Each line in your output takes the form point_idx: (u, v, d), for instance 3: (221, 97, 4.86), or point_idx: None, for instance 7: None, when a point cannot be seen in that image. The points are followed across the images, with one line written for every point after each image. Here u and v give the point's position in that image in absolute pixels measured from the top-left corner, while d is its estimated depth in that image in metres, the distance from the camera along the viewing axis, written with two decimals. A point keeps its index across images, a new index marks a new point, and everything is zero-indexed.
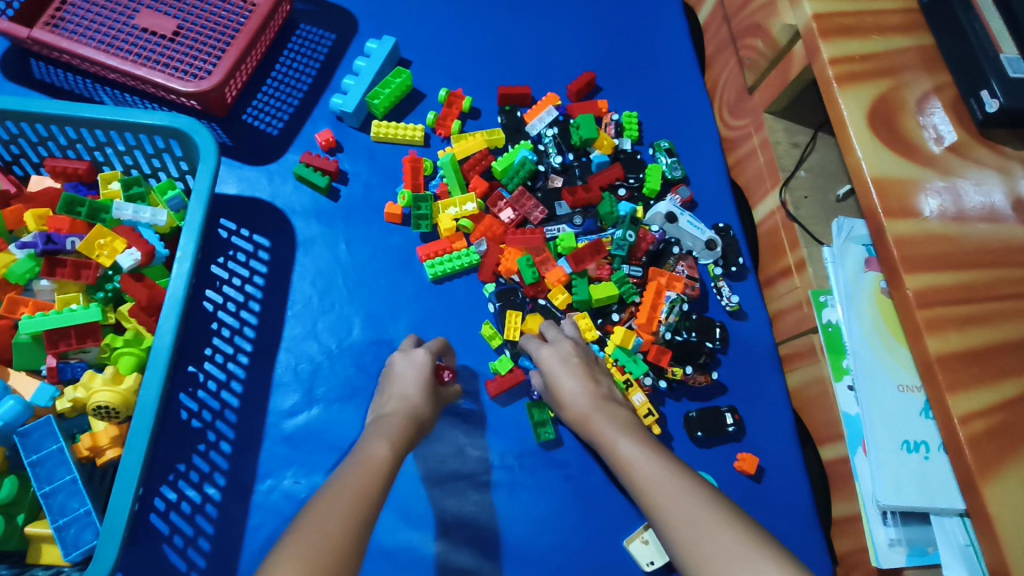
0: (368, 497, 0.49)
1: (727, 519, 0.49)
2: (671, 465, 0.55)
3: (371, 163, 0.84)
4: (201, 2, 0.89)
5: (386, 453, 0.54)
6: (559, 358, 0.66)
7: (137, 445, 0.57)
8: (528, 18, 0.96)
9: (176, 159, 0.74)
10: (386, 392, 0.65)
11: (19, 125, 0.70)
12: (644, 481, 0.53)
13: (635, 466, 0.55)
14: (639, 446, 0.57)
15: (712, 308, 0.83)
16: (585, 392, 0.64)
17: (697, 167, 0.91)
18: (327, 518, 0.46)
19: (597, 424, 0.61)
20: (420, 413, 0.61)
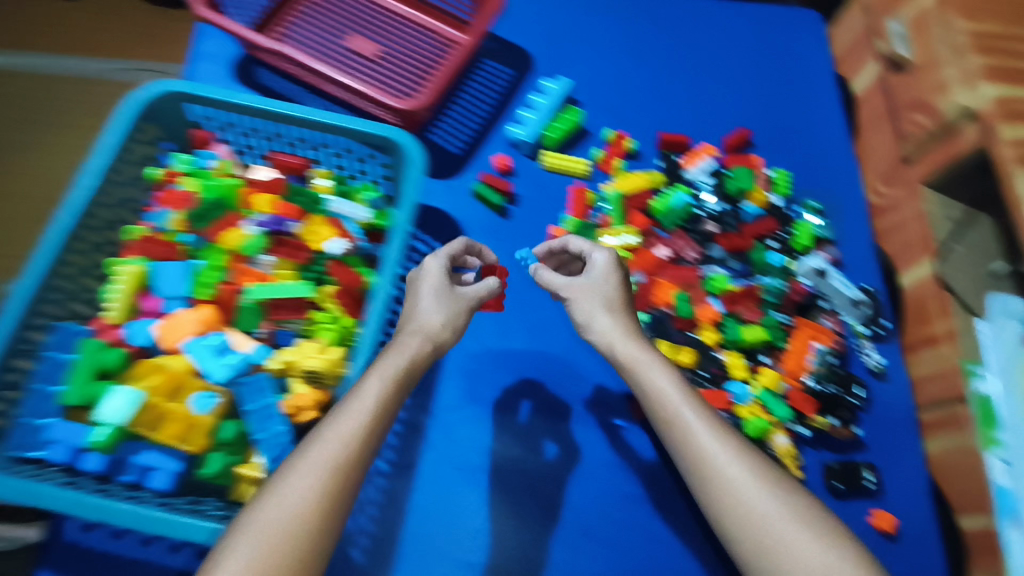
0: (359, 453, 0.54)
1: (782, 488, 0.58)
2: (715, 422, 0.62)
3: (540, 189, 0.92)
4: (400, 32, 1.00)
5: (378, 392, 0.57)
6: (608, 269, 0.70)
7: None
8: (689, 71, 1.03)
9: (382, 164, 0.84)
10: (415, 284, 0.68)
11: (259, 121, 0.81)
12: (704, 442, 0.60)
13: (682, 411, 0.62)
14: (677, 387, 0.63)
15: (854, 365, 0.85)
16: (618, 315, 0.67)
17: (845, 229, 0.94)
18: (304, 476, 0.51)
19: (634, 348, 0.65)
20: (433, 331, 0.64)
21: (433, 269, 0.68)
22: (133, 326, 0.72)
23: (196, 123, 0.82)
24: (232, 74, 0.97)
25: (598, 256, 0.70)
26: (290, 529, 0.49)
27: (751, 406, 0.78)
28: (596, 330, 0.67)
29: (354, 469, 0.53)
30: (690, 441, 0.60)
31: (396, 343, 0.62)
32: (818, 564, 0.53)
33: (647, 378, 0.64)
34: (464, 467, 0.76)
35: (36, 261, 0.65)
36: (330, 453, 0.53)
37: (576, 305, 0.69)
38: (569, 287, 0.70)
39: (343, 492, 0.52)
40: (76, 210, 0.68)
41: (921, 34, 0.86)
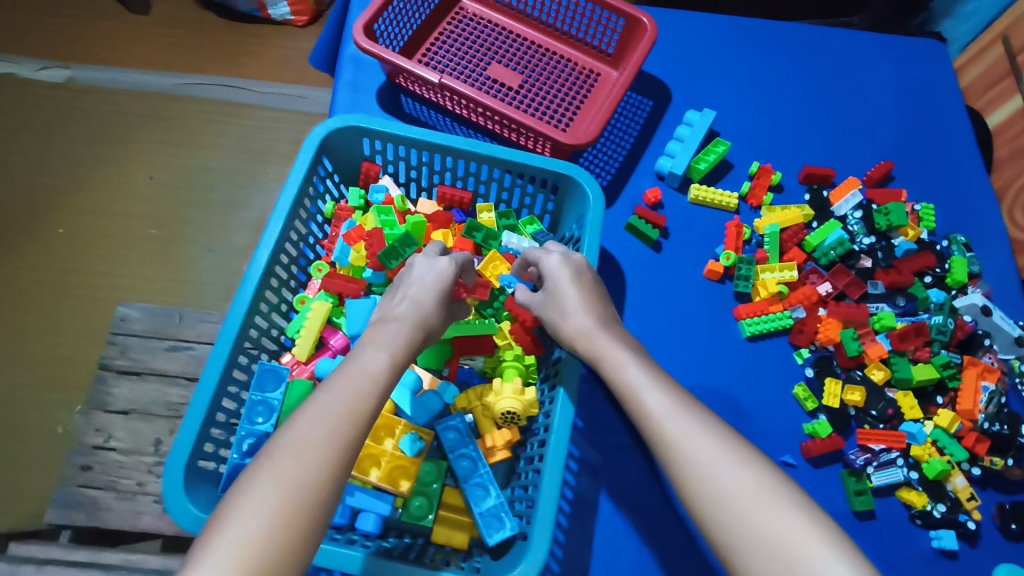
0: (351, 422, 0.51)
1: (734, 452, 0.53)
2: (689, 401, 0.58)
3: (691, 222, 0.92)
4: (539, 62, 1.02)
5: (381, 372, 0.56)
6: (561, 269, 0.69)
7: (553, 461, 0.64)
8: (823, 103, 1.03)
9: (548, 200, 0.85)
10: (402, 281, 0.67)
11: (433, 156, 0.82)
12: (651, 412, 0.57)
13: (643, 392, 0.59)
14: (646, 371, 0.60)
15: (1015, 403, 0.85)
16: (593, 308, 0.67)
17: (993, 264, 0.94)
18: (309, 437, 0.49)
19: (601, 340, 0.64)
20: (430, 321, 0.63)
21: (446, 272, 0.67)
22: (323, 363, 0.73)
23: (368, 156, 0.84)
24: (378, 103, 0.98)
25: (550, 260, 0.70)
26: (280, 494, 0.46)
27: (925, 446, 0.77)
28: (564, 329, 0.67)
29: (349, 440, 0.50)
30: (640, 411, 0.58)
31: (387, 329, 0.61)
32: (781, 527, 0.47)
33: (612, 366, 0.62)
34: (637, 504, 0.75)
35: (240, 299, 0.67)
36: (334, 419, 0.51)
37: (546, 316, 0.70)
38: (555, 289, 0.69)
39: (343, 463, 0.49)
40: (271, 247, 0.70)
41: None
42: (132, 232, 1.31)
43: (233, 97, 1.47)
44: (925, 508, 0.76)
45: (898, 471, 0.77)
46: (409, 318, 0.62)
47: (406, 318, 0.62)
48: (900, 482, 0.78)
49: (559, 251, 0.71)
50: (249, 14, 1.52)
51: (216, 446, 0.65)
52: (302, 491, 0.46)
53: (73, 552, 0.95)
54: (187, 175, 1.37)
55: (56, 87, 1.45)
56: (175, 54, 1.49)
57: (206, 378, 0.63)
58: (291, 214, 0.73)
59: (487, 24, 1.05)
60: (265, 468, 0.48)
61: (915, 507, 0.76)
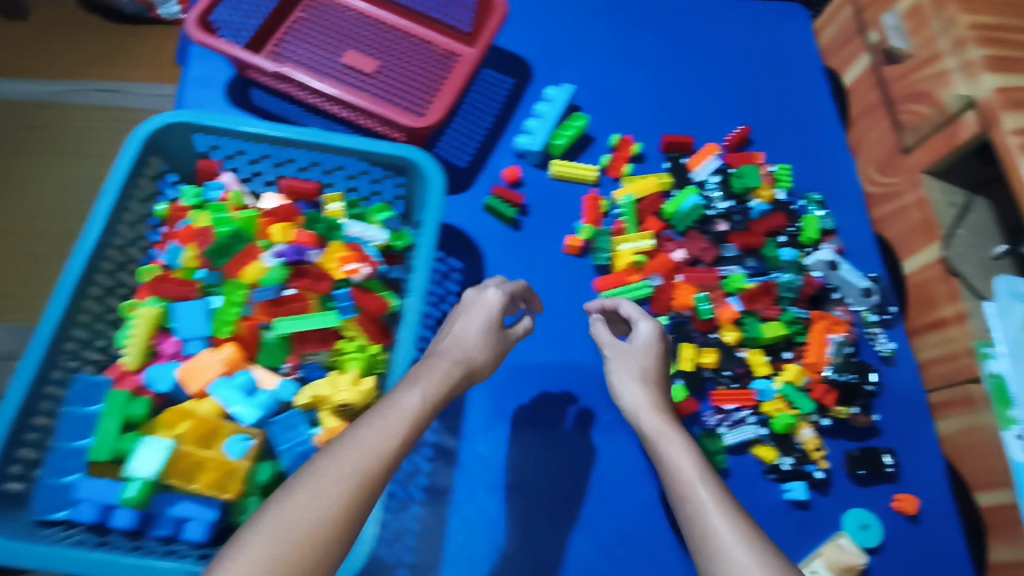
0: (370, 479, 0.49)
1: (758, 542, 0.53)
2: (722, 492, 0.58)
3: (550, 199, 0.92)
4: (397, 47, 1.00)
5: (412, 410, 0.55)
6: (651, 341, 0.73)
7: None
8: (684, 73, 1.04)
9: (397, 185, 0.82)
10: (456, 316, 0.68)
11: (272, 148, 0.79)
12: (697, 501, 0.57)
13: (694, 485, 0.58)
14: (698, 464, 0.60)
15: (865, 353, 0.88)
16: (648, 388, 0.69)
17: (846, 220, 0.97)
18: (329, 490, 0.47)
19: (656, 421, 0.66)
20: (473, 361, 0.63)
21: (490, 309, 0.67)
22: (152, 370, 0.70)
23: (203, 153, 0.80)
24: (226, 96, 0.95)
25: (643, 326, 0.74)
26: (283, 546, 0.44)
27: (775, 402, 0.80)
28: (628, 395, 0.70)
29: (365, 491, 0.49)
30: (687, 500, 0.57)
31: (433, 368, 0.60)
32: None
33: (668, 450, 0.62)
34: (496, 487, 0.76)
35: (52, 308, 0.63)
36: (360, 466, 0.49)
37: (614, 371, 0.72)
38: (617, 354, 0.73)
39: (351, 521, 0.47)
40: (87, 255, 0.67)
41: (919, 26, 0.87)
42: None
43: (96, 101, 1.26)
44: (775, 463, 0.79)
45: (749, 428, 0.79)
46: (458, 359, 0.62)
47: (459, 356, 0.62)
48: (752, 439, 0.80)
49: (639, 316, 0.75)
50: None
51: (26, 467, 0.60)
52: (304, 548, 0.45)
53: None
54: (46, 177, 1.19)
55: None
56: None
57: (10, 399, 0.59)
58: (112, 218, 0.69)
59: (342, 10, 1.02)
60: (268, 520, 0.46)
61: (767, 462, 0.79)
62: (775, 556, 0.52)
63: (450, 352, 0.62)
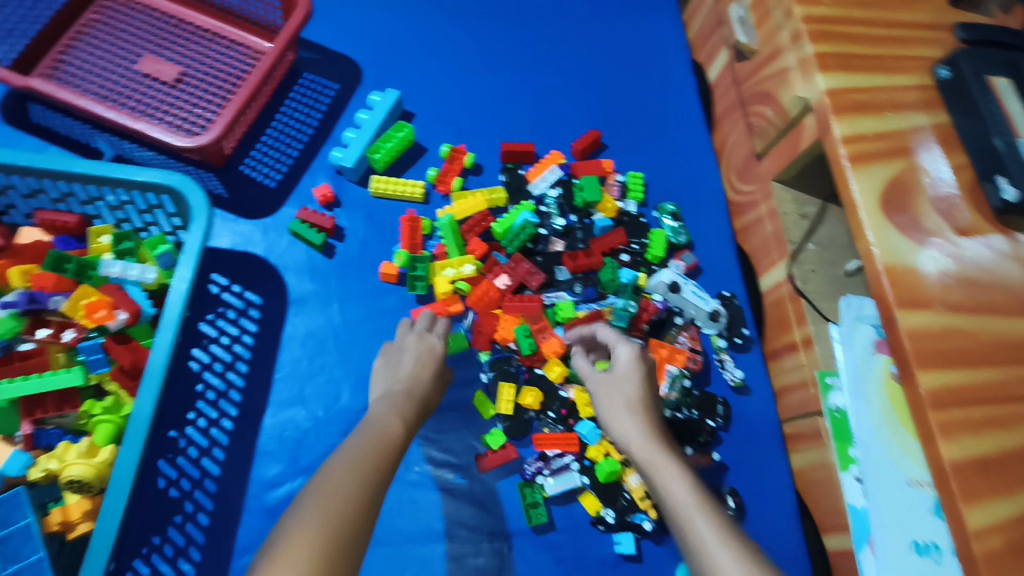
0: (382, 464, 0.52)
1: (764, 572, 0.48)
2: (727, 524, 0.53)
3: (369, 220, 0.83)
4: (206, 50, 0.89)
5: (395, 444, 0.55)
6: (632, 364, 0.65)
7: (110, 518, 0.57)
8: (533, 72, 0.95)
9: (169, 215, 0.73)
10: (398, 354, 0.67)
11: (11, 177, 0.69)
12: (701, 534, 0.52)
13: (694, 514, 0.53)
14: (697, 493, 0.55)
15: (715, 382, 0.80)
16: (638, 413, 0.62)
17: (703, 232, 0.89)
18: (349, 472, 0.49)
19: (648, 449, 0.59)
20: (427, 395, 0.63)
21: (433, 350, 0.67)
22: None
23: None
24: (1, 114, 0.83)
25: (623, 351, 0.66)
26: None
27: (600, 445, 0.72)
28: (617, 429, 0.62)
29: (381, 469, 0.51)
30: (691, 534, 0.52)
31: (397, 397, 0.61)
32: None
33: (662, 481, 0.57)
34: None
35: None
36: (371, 458, 0.51)
37: (601, 405, 0.64)
38: (618, 381, 0.64)
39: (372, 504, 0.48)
40: None
41: (762, 19, 0.80)
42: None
43: None
44: (601, 514, 0.71)
45: (574, 476, 0.71)
46: (412, 392, 0.62)
47: (408, 391, 0.62)
48: (578, 487, 0.72)
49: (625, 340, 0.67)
50: None
51: None
52: (355, 514, 0.46)
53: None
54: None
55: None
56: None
57: None
58: None
59: (145, 11, 0.91)
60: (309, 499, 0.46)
61: (592, 513, 0.71)
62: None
63: (404, 389, 0.62)
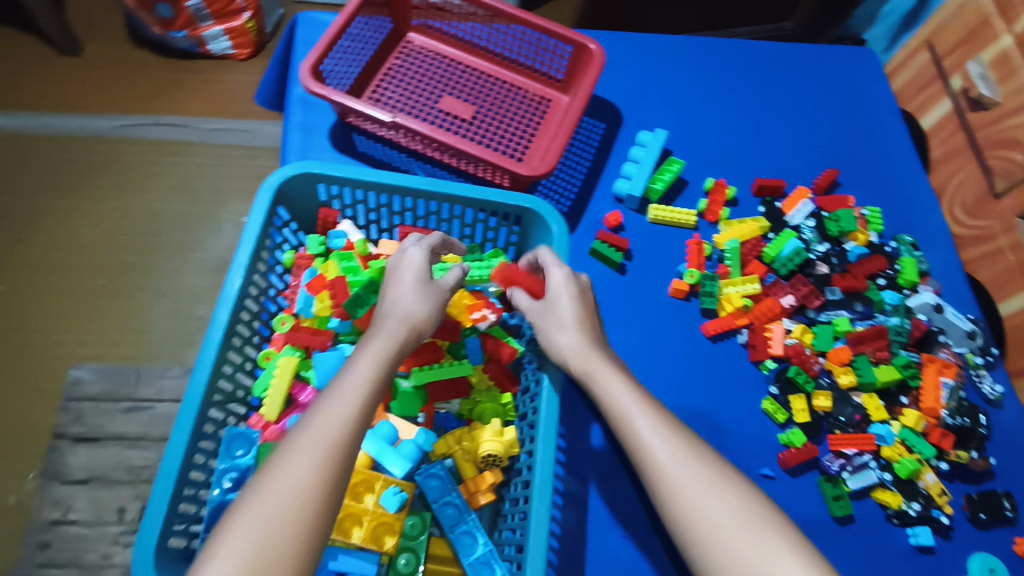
0: (342, 437, 0.52)
1: (707, 471, 0.57)
2: (660, 419, 0.61)
3: (652, 242, 0.94)
4: (492, 92, 1.03)
5: (365, 381, 0.57)
6: (562, 284, 0.70)
7: (539, 527, 0.63)
8: (766, 117, 1.08)
9: (511, 232, 0.85)
10: (395, 277, 0.68)
11: (393, 198, 0.81)
12: (640, 434, 0.60)
13: (633, 418, 0.61)
14: (634, 396, 0.63)
15: (972, 394, 0.88)
16: (581, 329, 0.68)
17: (938, 261, 0.99)
18: (306, 455, 0.50)
19: (586, 361, 0.66)
20: (421, 323, 0.64)
21: (416, 268, 0.67)
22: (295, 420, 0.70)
23: (325, 202, 0.82)
24: (331, 141, 0.96)
25: (556, 273, 0.71)
26: (272, 531, 0.46)
27: (895, 446, 0.80)
28: (554, 342, 0.68)
29: (337, 441, 0.51)
30: (631, 434, 0.61)
31: (384, 330, 0.62)
32: (714, 514, 0.54)
33: (603, 390, 0.64)
34: (628, 534, 0.75)
35: (201, 364, 0.65)
36: (315, 449, 0.50)
37: (537, 327, 0.70)
38: (552, 304, 0.70)
39: (333, 487, 0.49)
40: (225, 319, 0.67)
41: (1006, 76, 0.92)
42: (79, 283, 1.29)
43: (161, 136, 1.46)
44: (901, 508, 0.78)
45: (872, 473, 0.79)
46: (405, 321, 0.63)
47: (400, 322, 0.63)
48: (876, 483, 0.79)
49: (567, 266, 0.72)
50: (186, 48, 1.55)
51: (187, 521, 0.63)
52: (301, 502, 0.47)
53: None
54: (142, 220, 1.36)
55: (30, 137, 1.44)
56: (116, 97, 1.50)
57: (162, 476, 0.60)
58: (242, 283, 0.70)
59: (436, 56, 1.05)
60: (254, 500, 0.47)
61: (892, 507, 0.78)
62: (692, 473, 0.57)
63: (389, 317, 0.63)
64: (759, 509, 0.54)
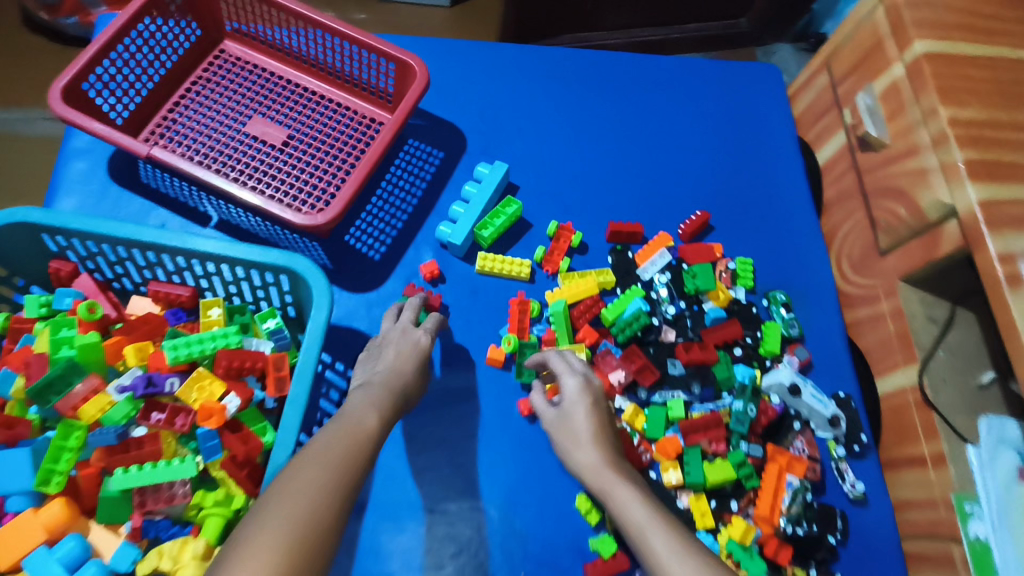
0: (350, 475, 0.53)
1: None
2: (682, 536, 0.55)
3: (473, 297, 0.81)
4: (312, 113, 0.89)
5: (372, 426, 0.59)
6: (578, 396, 0.67)
7: None
8: (638, 146, 0.94)
9: (282, 292, 0.71)
10: (380, 349, 0.70)
11: (130, 251, 0.67)
12: (654, 551, 0.54)
13: (648, 532, 0.56)
14: (650, 510, 0.58)
15: (831, 491, 0.76)
16: (598, 443, 0.65)
17: (816, 325, 0.85)
18: (298, 503, 0.49)
19: (605, 476, 0.62)
20: (408, 386, 0.66)
21: (417, 342, 0.70)
22: None
23: (58, 252, 0.69)
24: (111, 173, 0.83)
25: (569, 382, 0.68)
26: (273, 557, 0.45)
27: None
28: (574, 462, 0.65)
29: (350, 487, 0.52)
30: (647, 550, 0.55)
31: (375, 389, 0.64)
32: None
33: (616, 505, 0.60)
34: None
35: None
36: (322, 475, 0.51)
37: (556, 440, 0.68)
38: (567, 411, 0.67)
39: (328, 529, 0.48)
40: None
41: (894, 112, 0.77)
42: None
43: None
44: None
45: None
46: (391, 383, 0.65)
47: (385, 382, 0.65)
48: None
49: (579, 372, 0.69)
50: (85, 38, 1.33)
51: None
52: (314, 530, 0.47)
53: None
54: None
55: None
56: None
57: None
58: None
59: (252, 69, 0.91)
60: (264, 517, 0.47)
61: None
62: None
63: (386, 379, 0.66)
64: None
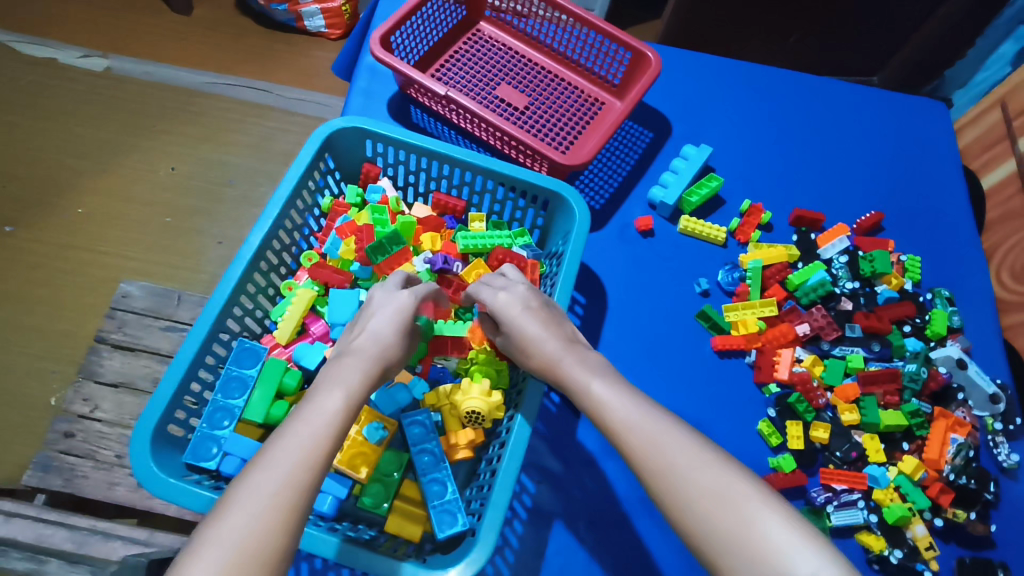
0: (309, 445, 0.50)
1: (682, 450, 0.52)
2: (641, 415, 0.56)
3: (676, 251, 0.95)
4: (548, 87, 1.07)
5: (340, 402, 0.55)
6: (519, 304, 0.69)
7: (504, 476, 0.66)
8: (818, 151, 1.07)
9: (537, 215, 0.88)
10: (369, 312, 0.67)
11: (430, 163, 0.85)
12: (617, 433, 0.56)
13: (608, 413, 0.57)
14: (612, 388, 0.59)
15: (985, 459, 0.85)
16: (555, 336, 0.66)
17: (975, 322, 0.95)
18: (256, 489, 0.47)
19: (569, 367, 0.63)
20: (388, 354, 0.62)
21: (405, 306, 0.67)
22: (301, 348, 0.76)
23: (368, 157, 0.87)
24: (389, 112, 1.02)
25: (501, 294, 0.70)
26: (235, 539, 0.44)
27: (888, 490, 0.78)
28: (535, 359, 0.66)
29: (304, 455, 0.50)
30: (611, 434, 0.56)
31: (349, 358, 0.60)
32: (716, 492, 0.49)
33: (579, 393, 0.61)
34: (595, 522, 0.77)
35: (228, 281, 0.70)
36: (275, 458, 0.49)
37: (518, 350, 0.68)
38: (513, 325, 0.68)
39: (297, 504, 0.47)
40: (247, 259, 0.72)
41: None
42: (127, 212, 1.29)
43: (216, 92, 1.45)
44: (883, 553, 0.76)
45: (858, 512, 0.77)
46: (372, 353, 0.61)
47: (369, 352, 0.61)
48: (860, 524, 0.77)
49: (507, 287, 0.71)
50: (284, 22, 1.53)
51: (187, 414, 0.68)
52: (261, 513, 0.46)
53: (70, 518, 0.95)
54: (195, 168, 1.35)
55: (93, 74, 1.44)
56: (187, 47, 1.49)
57: (176, 363, 0.65)
58: (286, 204, 0.76)
59: (501, 47, 1.10)
60: (200, 550, 0.44)
61: (873, 551, 0.76)
62: (687, 450, 0.52)
63: (358, 346, 0.62)
64: (746, 483, 0.49)
